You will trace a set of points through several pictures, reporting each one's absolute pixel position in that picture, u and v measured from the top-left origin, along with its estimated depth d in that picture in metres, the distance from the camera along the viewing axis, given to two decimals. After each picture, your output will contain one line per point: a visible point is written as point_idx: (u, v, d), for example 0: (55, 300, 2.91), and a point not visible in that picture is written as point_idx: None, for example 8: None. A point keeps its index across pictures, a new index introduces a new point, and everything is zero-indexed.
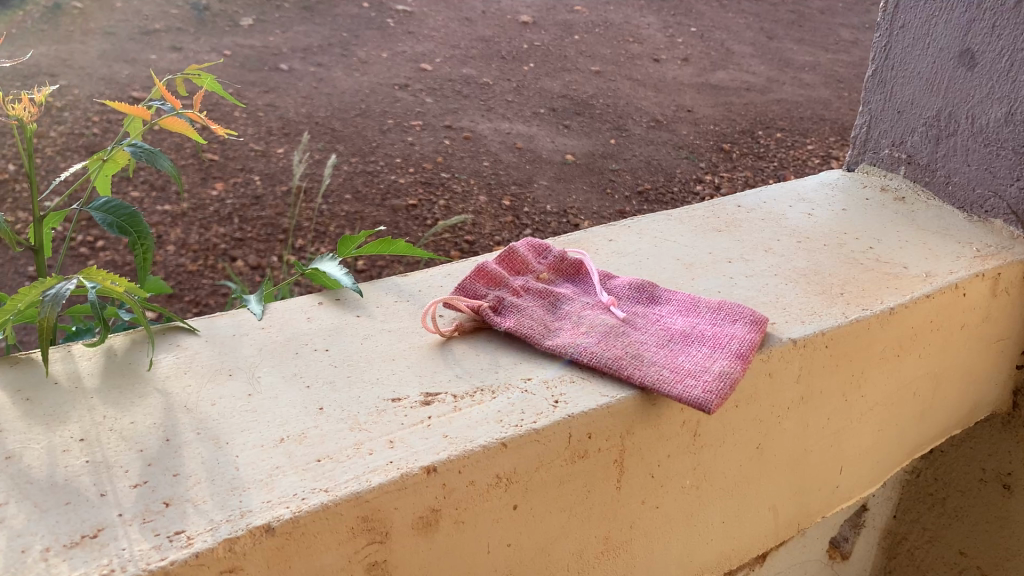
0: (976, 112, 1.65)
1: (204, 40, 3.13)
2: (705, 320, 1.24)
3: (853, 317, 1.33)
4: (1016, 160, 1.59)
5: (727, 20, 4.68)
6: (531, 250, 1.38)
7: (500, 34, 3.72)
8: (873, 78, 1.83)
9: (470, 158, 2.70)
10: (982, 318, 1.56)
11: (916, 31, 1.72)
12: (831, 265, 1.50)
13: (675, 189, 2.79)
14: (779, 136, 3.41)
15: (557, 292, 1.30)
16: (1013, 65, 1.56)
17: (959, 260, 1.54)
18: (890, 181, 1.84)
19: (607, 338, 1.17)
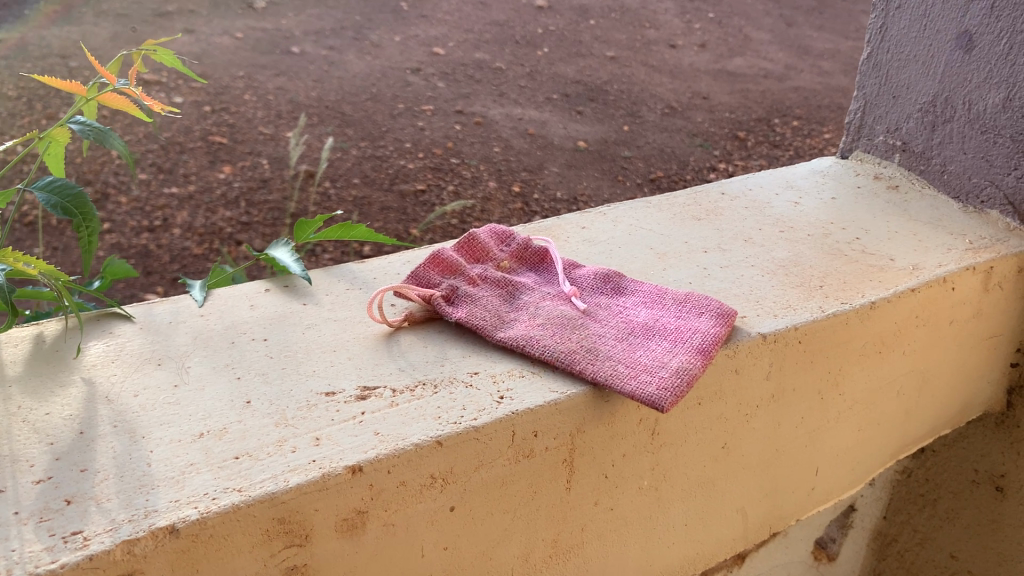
0: (974, 97, 1.79)
1: (216, 23, 3.11)
2: (669, 313, 1.31)
3: (827, 312, 1.40)
4: (1013, 147, 1.73)
5: (746, 6, 4.61)
6: (494, 236, 1.45)
7: (514, 18, 3.68)
8: (871, 63, 1.99)
9: (480, 144, 2.67)
10: (973, 317, 1.66)
11: (914, 15, 1.87)
12: (811, 256, 1.59)
13: (688, 177, 2.77)
14: (795, 125, 3.37)
15: (515, 281, 1.37)
16: (1010, 50, 1.69)
17: (949, 253, 1.64)
18: (884, 170, 2.00)
19: (560, 331, 1.24)
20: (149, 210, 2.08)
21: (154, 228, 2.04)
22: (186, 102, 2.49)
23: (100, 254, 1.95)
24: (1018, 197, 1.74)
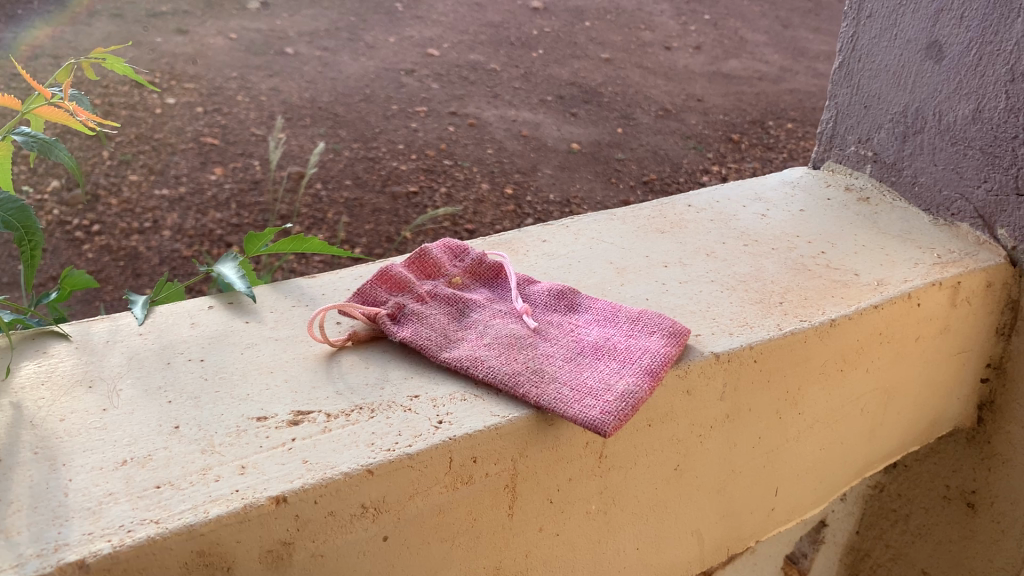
0: (944, 109, 1.75)
1: (210, 23, 3.10)
2: (620, 332, 1.28)
3: (784, 330, 1.37)
4: (983, 159, 1.69)
5: (742, 8, 4.60)
6: (446, 251, 1.42)
7: (510, 19, 3.67)
8: (840, 73, 1.94)
9: (473, 146, 2.66)
10: (937, 335, 1.62)
11: (883, 23, 1.83)
12: (775, 271, 1.55)
13: (681, 180, 2.76)
14: (790, 127, 3.36)
15: (467, 298, 1.34)
16: (982, 57, 1.65)
17: (915, 267, 1.60)
18: (855, 182, 1.95)
19: (509, 352, 1.22)
20: (140, 213, 2.06)
21: (144, 231, 2.03)
22: (178, 103, 2.47)
23: (89, 255, 1.93)
24: (989, 211, 1.71)
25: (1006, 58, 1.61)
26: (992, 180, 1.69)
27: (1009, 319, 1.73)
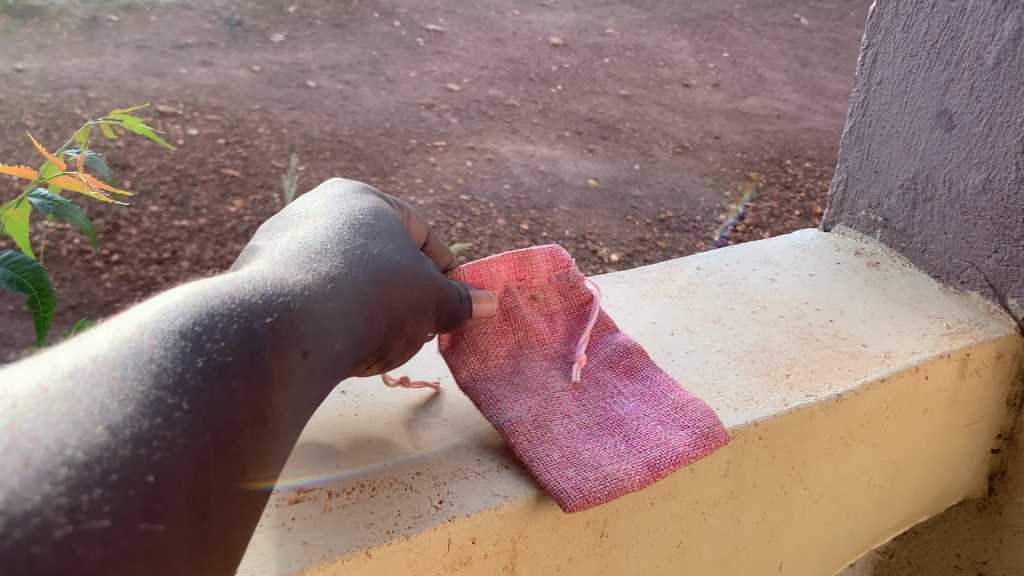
0: (954, 176, 1.51)
1: (234, 55, 3.16)
2: (647, 396, 1.17)
3: (795, 407, 1.22)
4: (993, 230, 1.47)
5: (761, 46, 4.61)
6: (546, 263, 1.26)
7: (529, 55, 3.70)
8: (852, 134, 1.70)
9: (491, 180, 2.67)
10: (946, 407, 1.44)
11: (893, 90, 1.59)
12: (783, 340, 1.40)
13: (698, 218, 2.75)
14: (808, 165, 3.35)
15: (531, 323, 1.23)
16: (992, 129, 1.42)
17: (923, 337, 1.43)
18: (867, 245, 1.72)
19: (529, 397, 1.12)
20: (158, 243, 2.08)
21: (164, 261, 2.03)
22: (201, 135, 2.52)
23: (108, 286, 1.92)
24: (999, 281, 1.49)
25: (1015, 129, 1.38)
26: (1003, 250, 1.47)
27: (1020, 389, 1.52)
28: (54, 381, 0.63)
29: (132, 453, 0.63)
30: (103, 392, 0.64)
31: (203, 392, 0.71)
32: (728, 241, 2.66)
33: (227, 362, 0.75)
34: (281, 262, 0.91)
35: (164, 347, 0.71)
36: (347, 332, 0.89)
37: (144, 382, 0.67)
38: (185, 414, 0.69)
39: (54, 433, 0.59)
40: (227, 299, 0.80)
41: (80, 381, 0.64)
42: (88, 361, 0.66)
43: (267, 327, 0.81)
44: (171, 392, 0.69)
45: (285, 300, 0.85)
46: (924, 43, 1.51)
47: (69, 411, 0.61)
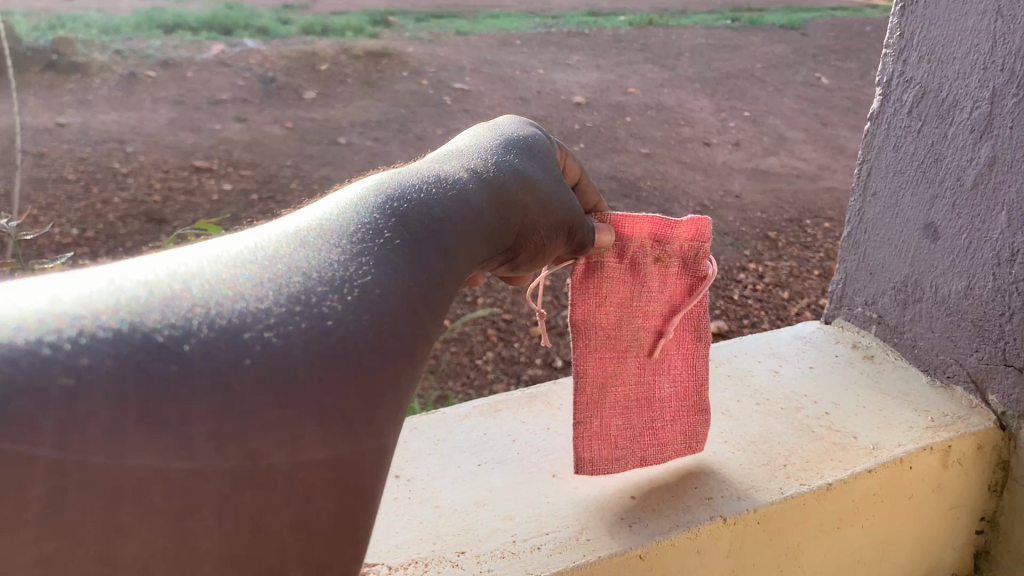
0: (940, 283, 1.65)
1: (268, 110, 3.00)
2: (681, 390, 1.45)
3: (790, 493, 1.38)
4: (975, 331, 1.60)
5: (781, 103, 4.67)
6: (689, 231, 1.37)
7: (551, 116, 3.32)
8: (849, 239, 1.84)
9: None
10: (931, 494, 1.57)
11: (886, 202, 1.73)
12: (782, 432, 1.55)
13: (716, 278, 2.81)
14: (827, 227, 3.40)
15: (649, 284, 1.38)
16: (972, 244, 1.57)
17: (909, 430, 1.57)
18: (862, 338, 1.86)
19: (609, 347, 1.37)
20: None
21: None
22: (235, 191, 2.63)
23: None
24: (981, 377, 1.62)
25: (993, 245, 1.53)
26: (983, 350, 1.60)
27: (1004, 474, 1.64)
28: (268, 254, 0.82)
29: (322, 325, 0.77)
30: (302, 266, 0.81)
31: (396, 272, 0.86)
32: (747, 300, 2.76)
33: (417, 244, 0.91)
34: (457, 169, 1.06)
35: (359, 231, 0.88)
36: (503, 233, 1.07)
37: (344, 265, 0.83)
38: (374, 292, 0.83)
39: (259, 289, 0.77)
40: (415, 194, 0.96)
41: (279, 262, 0.81)
42: (293, 242, 0.84)
43: (451, 222, 0.97)
44: (361, 266, 0.84)
45: (461, 202, 1.01)
46: (913, 157, 1.65)
47: (267, 278, 0.78)
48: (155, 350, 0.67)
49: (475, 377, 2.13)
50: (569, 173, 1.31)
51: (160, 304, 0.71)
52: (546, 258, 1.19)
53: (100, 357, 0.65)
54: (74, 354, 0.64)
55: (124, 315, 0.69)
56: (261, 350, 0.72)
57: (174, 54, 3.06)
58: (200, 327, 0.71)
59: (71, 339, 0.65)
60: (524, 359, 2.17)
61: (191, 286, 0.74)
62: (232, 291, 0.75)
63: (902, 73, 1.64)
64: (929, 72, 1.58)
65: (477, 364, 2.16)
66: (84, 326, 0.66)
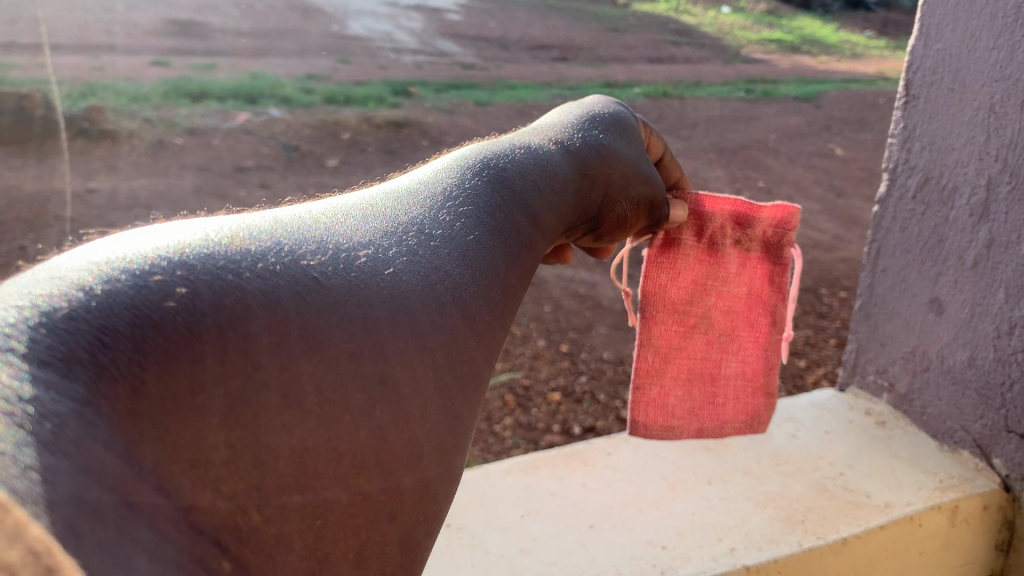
0: (947, 352, 1.30)
1: (293, 178, 2.94)
2: (748, 370, 1.19)
3: (810, 547, 1.07)
4: (980, 400, 1.25)
5: (797, 176, 4.78)
6: (775, 216, 1.16)
7: None
8: (860, 309, 1.45)
9: (532, 304, 2.77)
10: (936, 555, 1.20)
11: (895, 279, 1.38)
12: (794, 487, 1.20)
13: None
14: (844, 295, 3.30)
15: (727, 266, 1.16)
16: (982, 316, 1.23)
17: (920, 490, 1.21)
18: (874, 406, 1.44)
19: (674, 329, 1.16)
20: None
21: None
22: None
23: None
24: (989, 442, 1.25)
25: (993, 317, 1.22)
26: (988, 417, 1.24)
27: (1007, 533, 1.26)
28: (387, 202, 0.68)
29: (441, 274, 0.62)
30: (421, 218, 0.66)
31: (505, 228, 0.70)
32: None
33: (524, 200, 0.74)
34: (544, 129, 0.87)
35: (465, 184, 0.71)
36: (587, 202, 0.84)
37: (451, 219, 0.67)
38: (478, 252, 0.66)
39: (381, 238, 0.62)
40: (506, 149, 0.78)
41: (402, 211, 0.67)
42: (401, 195, 0.69)
43: (542, 182, 0.77)
44: (471, 219, 0.68)
45: (546, 161, 0.80)
46: (919, 235, 1.33)
47: (386, 227, 0.64)
48: (301, 274, 0.54)
49: (494, 443, 2.06)
50: (650, 152, 1.03)
51: (288, 244, 0.56)
52: (622, 236, 0.94)
53: (221, 284, 0.49)
54: (172, 282, 0.48)
55: (244, 248, 0.53)
56: (381, 285, 0.58)
57: (201, 123, 3.08)
58: (298, 266, 0.54)
59: (184, 268, 0.49)
60: (541, 425, 2.14)
61: (302, 223, 0.60)
62: (354, 232, 0.61)
63: (905, 157, 1.33)
64: (931, 157, 1.29)
65: (495, 429, 2.11)
66: (199, 261, 0.50)
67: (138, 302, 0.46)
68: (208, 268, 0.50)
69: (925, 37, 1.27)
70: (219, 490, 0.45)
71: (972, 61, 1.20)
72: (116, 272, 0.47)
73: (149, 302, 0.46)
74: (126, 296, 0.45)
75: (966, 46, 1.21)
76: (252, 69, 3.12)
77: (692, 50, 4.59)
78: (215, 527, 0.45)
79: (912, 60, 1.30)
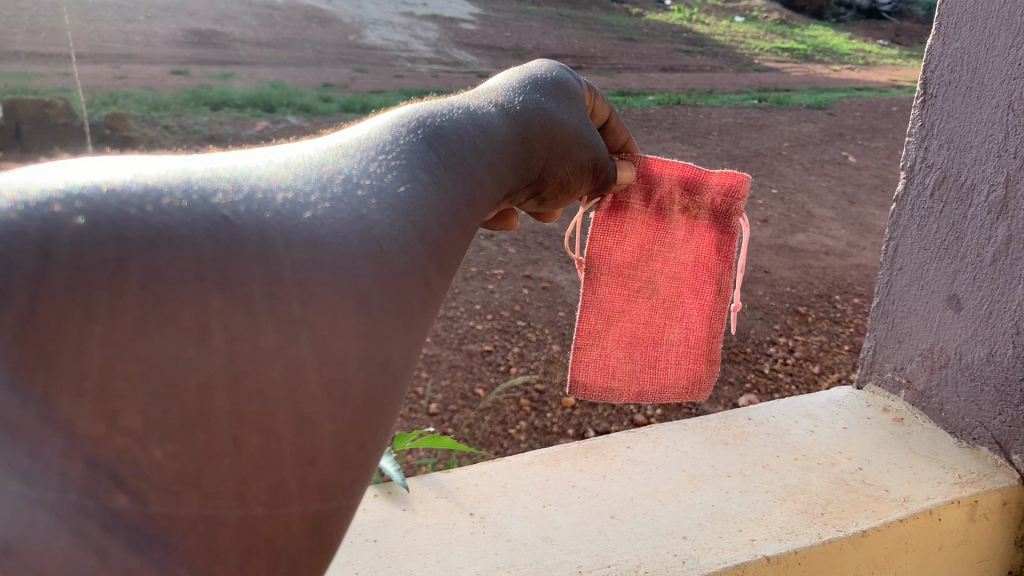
0: (963, 348, 1.30)
1: None
2: (691, 337, 1.19)
3: (829, 538, 1.06)
4: (997, 395, 1.25)
5: (810, 183, 4.60)
6: (723, 184, 1.16)
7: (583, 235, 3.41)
8: (877, 307, 1.44)
9: (546, 308, 2.77)
10: (955, 550, 1.20)
11: (914, 275, 1.37)
12: (813, 483, 1.19)
13: (748, 349, 2.71)
14: (857, 301, 3.28)
15: (674, 232, 1.16)
16: (1000, 314, 1.23)
17: (938, 485, 1.21)
18: (893, 403, 1.42)
19: (615, 294, 1.16)
20: None
21: None
22: None
23: None
24: (1009, 438, 1.24)
25: (1010, 314, 1.22)
26: (1006, 413, 1.24)
27: None
28: (318, 151, 0.58)
29: (370, 221, 0.53)
30: (348, 166, 0.56)
31: (444, 182, 0.61)
32: (778, 372, 2.59)
33: (463, 157, 0.64)
34: (486, 89, 0.78)
35: (400, 138, 0.62)
36: (529, 163, 0.75)
37: (384, 170, 0.58)
38: (414, 204, 0.57)
39: (303, 181, 0.53)
40: (445, 107, 0.68)
41: (328, 162, 0.56)
42: (329, 147, 0.59)
43: (482, 141, 0.67)
44: (406, 171, 0.58)
45: (486, 119, 0.70)
46: (936, 232, 1.32)
47: (310, 173, 0.54)
48: (207, 214, 0.46)
49: (509, 446, 2.05)
50: (597, 115, 0.96)
51: (198, 182, 0.48)
52: (568, 199, 0.87)
53: (115, 217, 0.43)
54: (70, 212, 0.42)
55: (152, 184, 0.47)
56: (298, 227, 0.49)
57: None
58: (207, 204, 0.47)
59: (85, 199, 0.43)
60: (556, 429, 2.13)
61: (214, 167, 0.51)
62: (275, 176, 0.52)
63: (922, 156, 1.33)
64: (949, 155, 1.29)
65: (510, 433, 2.10)
66: (104, 194, 0.44)
67: (26, 230, 0.41)
68: (114, 202, 0.44)
69: (942, 36, 1.27)
70: (117, 425, 0.41)
71: (989, 60, 1.20)
72: (9, 201, 0.41)
73: (46, 234, 0.41)
74: (14, 225, 0.40)
75: (983, 45, 1.21)
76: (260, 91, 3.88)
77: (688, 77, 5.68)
78: (112, 462, 0.41)
79: (929, 60, 1.30)
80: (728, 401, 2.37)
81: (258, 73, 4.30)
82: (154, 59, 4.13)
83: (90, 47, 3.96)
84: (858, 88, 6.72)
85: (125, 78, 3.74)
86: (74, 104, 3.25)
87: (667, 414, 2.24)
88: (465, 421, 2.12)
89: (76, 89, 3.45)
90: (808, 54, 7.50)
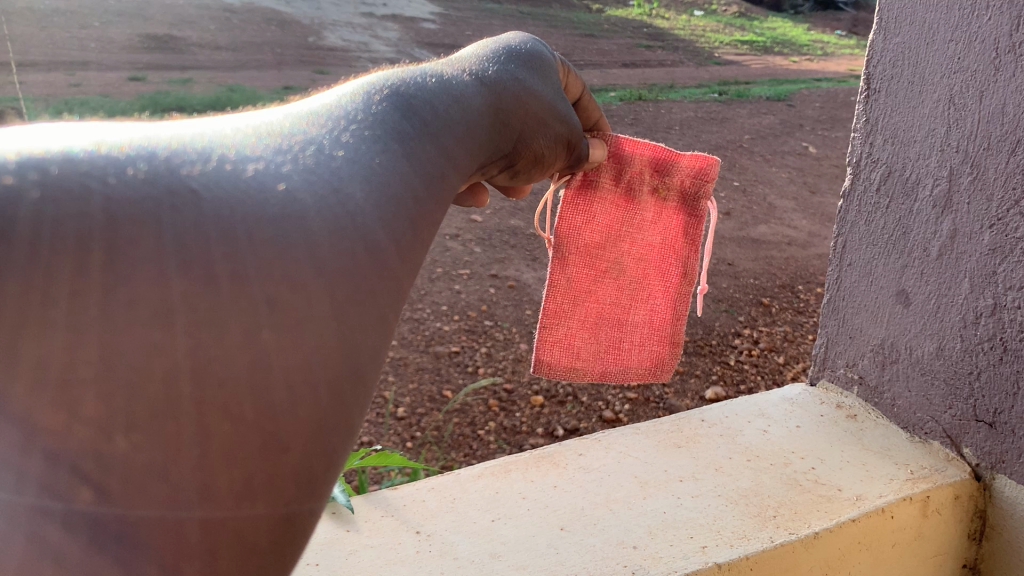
0: (914, 344, 1.31)
1: None
2: (656, 319, 1.19)
3: (782, 542, 1.07)
4: (948, 389, 1.27)
5: (771, 174, 4.64)
6: (694, 166, 1.15)
7: None
8: (828, 302, 1.44)
9: (513, 306, 2.76)
10: (910, 547, 1.21)
11: (863, 270, 1.37)
12: (771, 483, 1.20)
13: (714, 341, 2.72)
14: (820, 291, 3.30)
15: (643, 213, 1.16)
16: (950, 309, 1.25)
17: (892, 482, 1.22)
18: (846, 398, 1.43)
19: (584, 273, 1.15)
20: None
21: None
22: None
23: None
24: (961, 432, 1.26)
25: (960, 308, 1.23)
26: (957, 407, 1.26)
27: (980, 522, 1.28)
28: (286, 119, 0.56)
29: (346, 195, 0.51)
30: (320, 135, 0.55)
31: (419, 152, 0.59)
32: (743, 364, 2.60)
33: (438, 129, 0.63)
34: (461, 58, 0.77)
35: (374, 105, 0.60)
36: (502, 135, 0.74)
37: (356, 139, 0.56)
38: (389, 176, 0.55)
39: (273, 151, 0.51)
40: (419, 75, 0.67)
41: (298, 129, 0.55)
42: (297, 114, 0.57)
43: (456, 111, 0.66)
44: (379, 141, 0.57)
45: (458, 89, 0.69)
46: (883, 227, 1.33)
47: (280, 140, 0.53)
48: (170, 186, 0.45)
49: (478, 447, 2.04)
50: (570, 93, 0.95)
51: (165, 153, 0.47)
52: (541, 174, 0.86)
53: (73, 191, 0.42)
54: (23, 183, 0.41)
55: (113, 156, 0.45)
56: (269, 201, 0.48)
57: None
58: (174, 175, 0.46)
59: (41, 169, 0.42)
60: (525, 429, 2.12)
61: (177, 135, 0.50)
62: (245, 145, 0.51)
63: (868, 150, 1.34)
64: (894, 150, 1.29)
65: (479, 434, 2.09)
66: (59, 165, 0.43)
67: None
68: (72, 173, 0.42)
69: (884, 30, 1.28)
70: (77, 413, 0.40)
71: (931, 53, 1.21)
72: None
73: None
74: None
75: (924, 39, 1.22)
76: (217, 96, 3.82)
77: (648, 74, 5.70)
78: (72, 455, 0.39)
79: (872, 53, 1.31)
80: (694, 394, 2.37)
81: (215, 78, 4.23)
82: (109, 66, 4.05)
83: (42, 55, 3.87)
84: (817, 80, 6.79)
85: (74, 86, 3.66)
86: (27, 114, 3.18)
87: (635, 409, 2.23)
88: (433, 424, 2.11)
89: (28, 99, 3.37)
90: (766, 48, 7.58)
